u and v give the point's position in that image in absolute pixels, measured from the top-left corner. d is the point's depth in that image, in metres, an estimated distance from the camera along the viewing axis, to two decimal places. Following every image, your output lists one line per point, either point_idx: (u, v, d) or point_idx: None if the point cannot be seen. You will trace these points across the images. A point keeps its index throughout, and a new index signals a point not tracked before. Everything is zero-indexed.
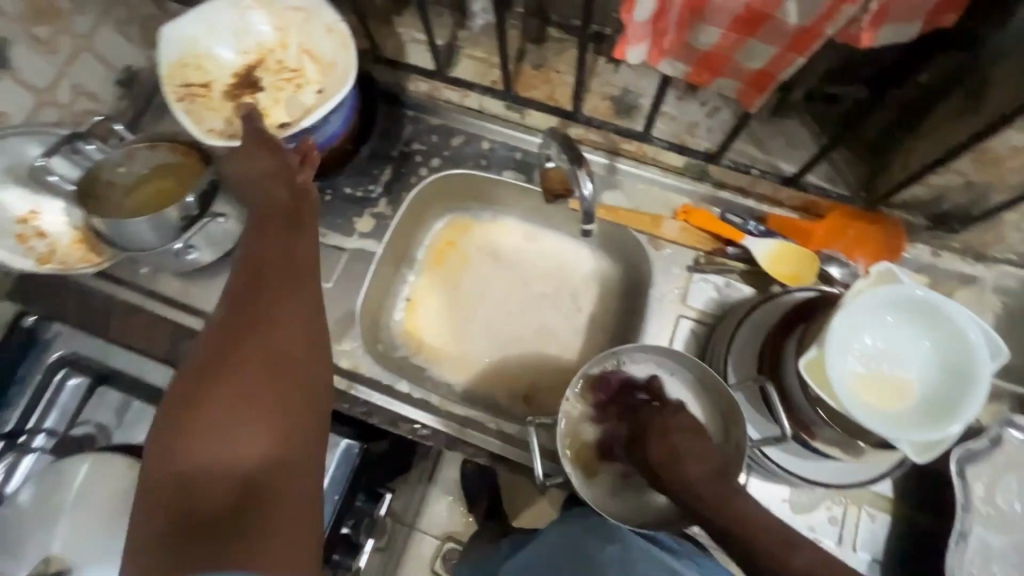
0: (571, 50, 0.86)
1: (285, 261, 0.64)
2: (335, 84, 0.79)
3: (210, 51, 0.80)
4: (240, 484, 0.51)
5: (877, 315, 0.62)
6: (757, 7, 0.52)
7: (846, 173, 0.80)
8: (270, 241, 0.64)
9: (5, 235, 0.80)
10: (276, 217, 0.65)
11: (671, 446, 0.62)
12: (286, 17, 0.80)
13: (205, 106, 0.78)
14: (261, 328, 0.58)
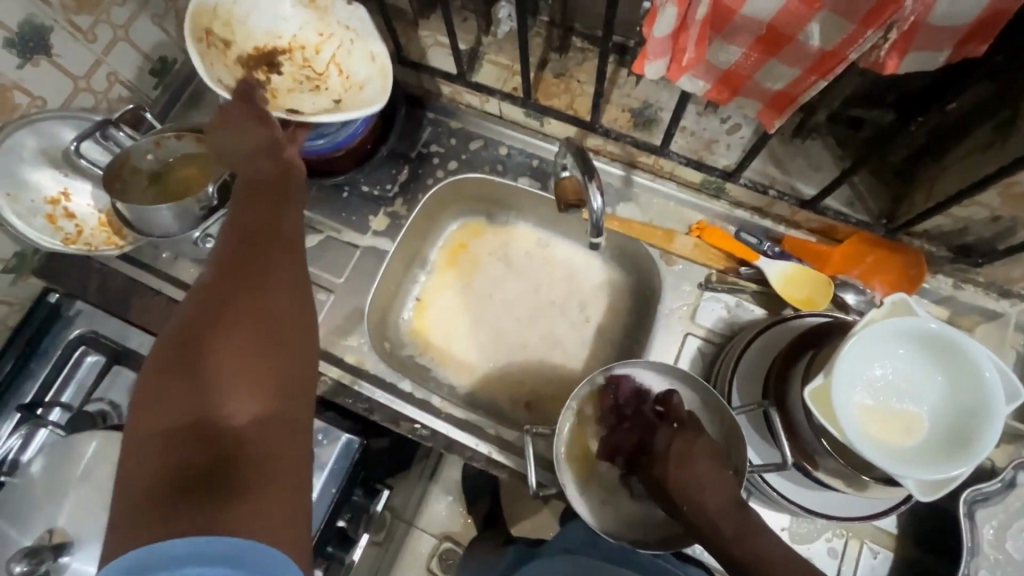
0: (592, 61, 0.86)
1: (277, 229, 0.62)
2: (356, 103, 0.77)
3: (244, 15, 0.77)
4: (229, 445, 0.48)
5: (887, 346, 0.61)
6: (780, 28, 0.51)
7: (868, 199, 0.78)
8: (262, 208, 0.63)
9: (35, 214, 0.83)
10: (270, 191, 0.65)
11: (689, 472, 0.60)
12: (335, 25, 0.79)
13: (217, 60, 0.74)
14: (251, 294, 0.56)
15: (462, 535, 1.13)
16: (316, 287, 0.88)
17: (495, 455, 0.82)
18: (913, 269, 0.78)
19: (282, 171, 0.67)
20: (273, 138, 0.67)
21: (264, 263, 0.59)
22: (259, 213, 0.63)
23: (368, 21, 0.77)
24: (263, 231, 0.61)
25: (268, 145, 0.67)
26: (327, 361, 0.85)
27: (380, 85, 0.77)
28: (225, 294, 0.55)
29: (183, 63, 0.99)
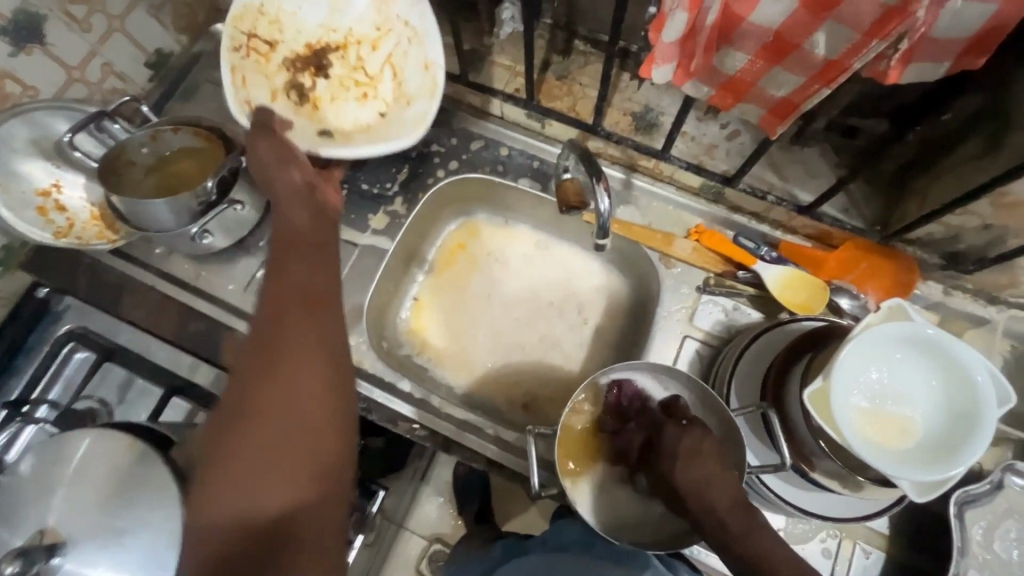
0: (595, 64, 0.87)
1: (310, 294, 0.56)
2: (398, 119, 0.78)
3: (296, 13, 0.79)
4: (267, 537, 0.47)
5: (884, 350, 0.62)
6: (786, 36, 0.52)
7: (862, 206, 0.80)
8: (295, 263, 0.58)
9: (26, 207, 0.81)
10: (303, 248, 0.59)
11: (698, 470, 0.60)
12: (394, 21, 0.78)
13: (257, 68, 0.77)
14: (277, 370, 0.52)
15: (452, 536, 1.12)
16: None
17: (493, 456, 0.82)
18: (905, 275, 0.79)
19: (316, 224, 0.62)
20: (308, 187, 0.64)
21: (296, 334, 0.54)
22: (292, 277, 0.57)
23: (427, 19, 0.75)
24: (296, 299, 0.56)
25: (304, 191, 0.63)
26: None
27: (427, 102, 0.76)
28: (259, 377, 0.52)
29: (179, 56, 0.97)
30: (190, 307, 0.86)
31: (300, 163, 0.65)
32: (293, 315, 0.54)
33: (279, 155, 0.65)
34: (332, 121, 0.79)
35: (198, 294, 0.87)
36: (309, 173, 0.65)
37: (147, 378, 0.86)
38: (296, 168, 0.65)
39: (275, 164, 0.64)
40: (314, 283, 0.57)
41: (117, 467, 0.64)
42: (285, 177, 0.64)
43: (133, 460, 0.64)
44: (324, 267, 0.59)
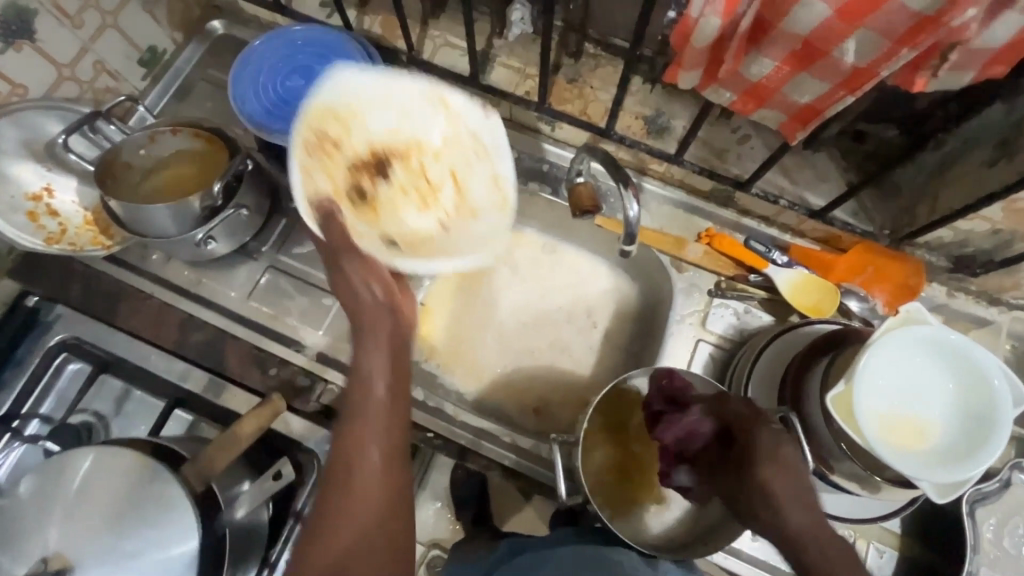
0: (605, 67, 0.86)
1: (384, 457, 0.54)
2: (465, 236, 0.67)
3: (360, 109, 0.65)
4: None
5: (906, 354, 0.63)
6: (816, 44, 0.52)
7: (871, 211, 0.81)
8: (377, 389, 0.55)
9: (16, 211, 0.77)
10: (377, 403, 0.55)
11: (786, 488, 0.53)
12: (465, 135, 0.67)
13: (325, 168, 0.63)
14: (349, 505, 0.51)
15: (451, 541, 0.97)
16: (322, 291, 0.85)
17: (510, 462, 0.83)
18: (913, 278, 0.80)
19: (396, 368, 0.57)
20: (394, 323, 0.57)
21: (363, 500, 0.52)
22: (367, 433, 0.54)
23: (505, 136, 0.67)
24: (370, 463, 0.53)
25: (390, 321, 0.57)
26: (334, 368, 0.82)
27: (498, 219, 0.67)
28: (323, 542, 0.50)
29: (173, 54, 0.94)
30: (192, 316, 0.83)
31: (386, 281, 0.58)
32: (363, 476, 0.52)
33: (357, 277, 0.57)
34: (389, 231, 0.65)
35: (199, 302, 0.84)
36: (388, 283, 0.58)
37: (146, 389, 0.83)
38: (378, 288, 0.57)
39: (355, 284, 0.57)
40: (388, 442, 0.54)
41: (122, 486, 0.61)
42: (364, 299, 0.57)
43: (143, 478, 0.61)
44: (397, 420, 0.56)
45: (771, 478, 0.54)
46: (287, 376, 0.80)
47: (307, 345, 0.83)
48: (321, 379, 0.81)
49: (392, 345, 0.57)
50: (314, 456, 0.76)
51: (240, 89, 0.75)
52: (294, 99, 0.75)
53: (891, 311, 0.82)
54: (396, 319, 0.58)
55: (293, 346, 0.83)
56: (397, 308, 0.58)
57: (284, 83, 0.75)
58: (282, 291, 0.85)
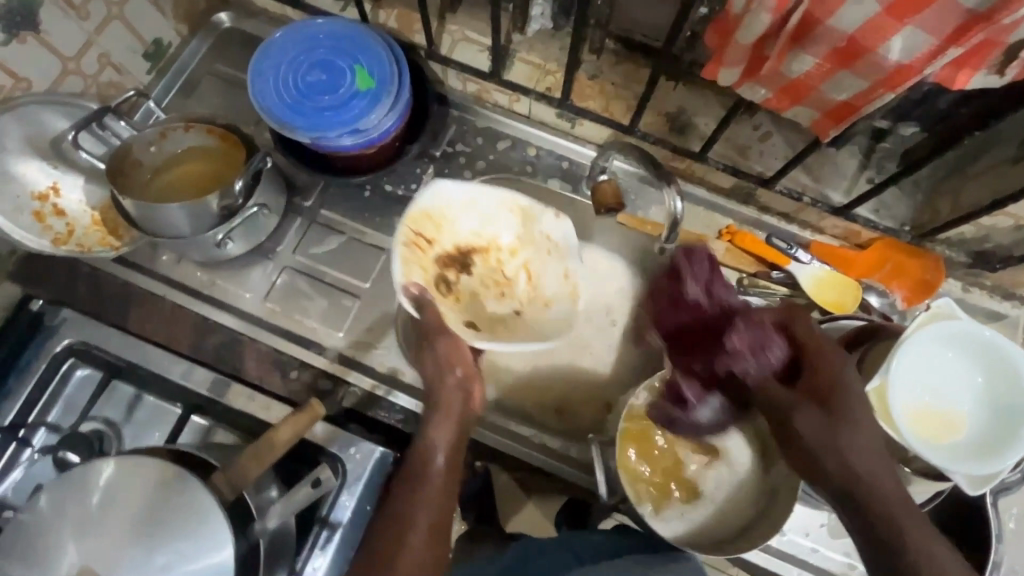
0: (626, 64, 0.84)
1: (429, 532, 0.58)
2: (537, 327, 0.73)
3: (450, 214, 0.73)
4: None
5: (937, 349, 0.64)
6: (861, 41, 0.52)
7: (894, 207, 0.81)
8: (441, 443, 0.62)
9: (22, 212, 0.75)
10: (435, 478, 0.61)
11: (857, 435, 0.57)
12: (539, 235, 0.74)
13: (416, 260, 0.70)
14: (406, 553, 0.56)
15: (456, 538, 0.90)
16: (342, 292, 0.83)
17: (539, 459, 0.87)
18: (932, 274, 0.82)
19: (455, 449, 0.63)
20: (462, 406, 0.65)
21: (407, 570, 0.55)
22: (420, 507, 0.59)
23: (578, 238, 0.72)
24: (419, 534, 0.57)
25: (459, 405, 0.65)
26: (356, 371, 0.80)
27: (569, 310, 0.73)
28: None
29: (178, 47, 0.90)
30: (208, 319, 0.81)
31: (465, 363, 0.66)
32: (411, 546, 0.57)
33: (440, 358, 0.65)
34: (472, 321, 0.73)
35: (216, 305, 0.82)
36: (469, 366, 0.66)
37: (160, 395, 0.80)
38: (458, 368, 0.65)
39: (439, 364, 0.65)
40: (434, 517, 0.59)
41: (147, 497, 0.58)
42: (446, 381, 0.65)
43: (169, 490, 0.58)
44: (447, 498, 0.61)
45: (845, 420, 0.57)
46: (309, 379, 0.78)
47: (327, 347, 0.81)
48: (344, 382, 0.79)
49: (458, 426, 0.64)
50: (340, 461, 0.73)
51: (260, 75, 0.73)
52: (315, 95, 0.73)
53: (909, 307, 0.83)
54: (464, 405, 0.65)
55: (314, 349, 0.81)
56: (466, 395, 0.65)
57: (305, 78, 0.73)
58: (300, 292, 0.83)
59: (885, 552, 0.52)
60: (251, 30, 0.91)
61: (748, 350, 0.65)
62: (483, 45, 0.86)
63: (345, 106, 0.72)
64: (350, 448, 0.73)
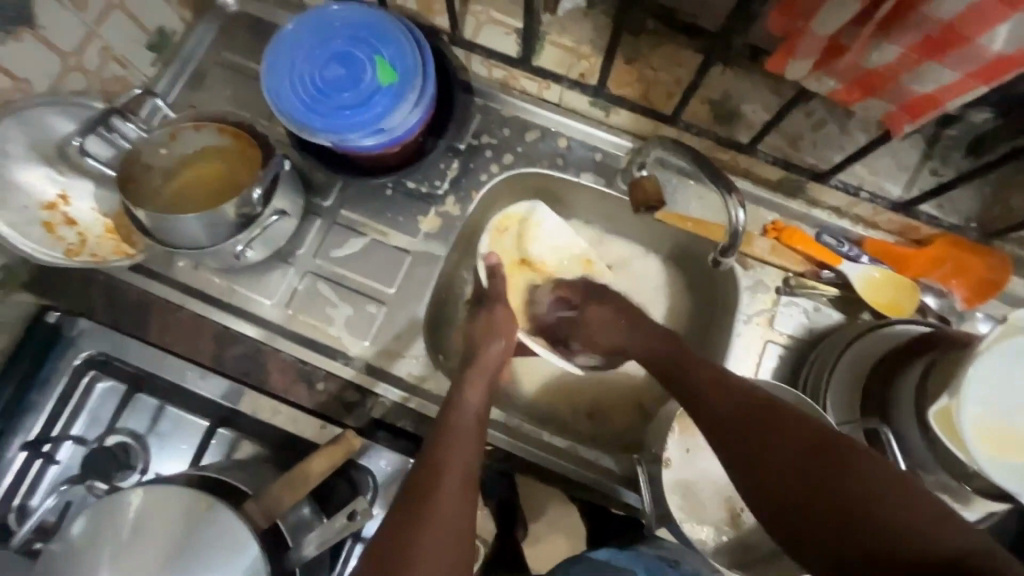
0: (667, 45, 0.77)
1: (462, 483, 0.59)
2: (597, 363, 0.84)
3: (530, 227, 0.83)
4: None
5: (1018, 365, 0.59)
6: (956, 30, 0.45)
7: (958, 201, 0.75)
8: (474, 389, 0.68)
9: (31, 223, 0.71)
10: (467, 433, 0.63)
11: (703, 377, 0.62)
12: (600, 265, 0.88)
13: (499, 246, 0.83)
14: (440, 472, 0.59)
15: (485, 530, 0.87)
16: (366, 298, 0.79)
17: (574, 475, 0.78)
18: (996, 274, 0.75)
19: (483, 408, 0.67)
20: (496, 368, 0.71)
21: (443, 522, 0.55)
22: (456, 456, 0.61)
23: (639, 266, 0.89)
24: (455, 481, 0.59)
25: (493, 363, 0.71)
26: (384, 382, 0.77)
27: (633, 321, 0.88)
28: (406, 546, 0.54)
29: (183, 35, 0.84)
30: (228, 328, 0.78)
31: (508, 335, 0.74)
32: (447, 495, 0.57)
33: (495, 321, 0.75)
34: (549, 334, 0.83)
35: (233, 312, 0.78)
36: (508, 332, 0.74)
37: (181, 407, 0.77)
38: (500, 337, 0.73)
39: (487, 330, 0.74)
40: (466, 465, 0.61)
41: (178, 528, 0.57)
42: (490, 349, 0.72)
43: (203, 521, 0.57)
44: (478, 449, 0.63)
45: (679, 363, 0.66)
46: (335, 391, 0.77)
47: (354, 357, 0.77)
48: (371, 394, 0.76)
49: (489, 382, 0.70)
50: (369, 473, 0.72)
51: (275, 74, 0.67)
52: (336, 92, 0.67)
53: (969, 308, 0.78)
54: (496, 368, 0.71)
55: (338, 359, 0.77)
56: (501, 363, 0.72)
57: (324, 73, 0.67)
58: (321, 298, 0.79)
59: (750, 469, 0.55)
60: (260, 14, 0.85)
61: (596, 323, 0.76)
62: (510, 28, 0.80)
63: (368, 103, 0.67)
64: (380, 460, 0.72)
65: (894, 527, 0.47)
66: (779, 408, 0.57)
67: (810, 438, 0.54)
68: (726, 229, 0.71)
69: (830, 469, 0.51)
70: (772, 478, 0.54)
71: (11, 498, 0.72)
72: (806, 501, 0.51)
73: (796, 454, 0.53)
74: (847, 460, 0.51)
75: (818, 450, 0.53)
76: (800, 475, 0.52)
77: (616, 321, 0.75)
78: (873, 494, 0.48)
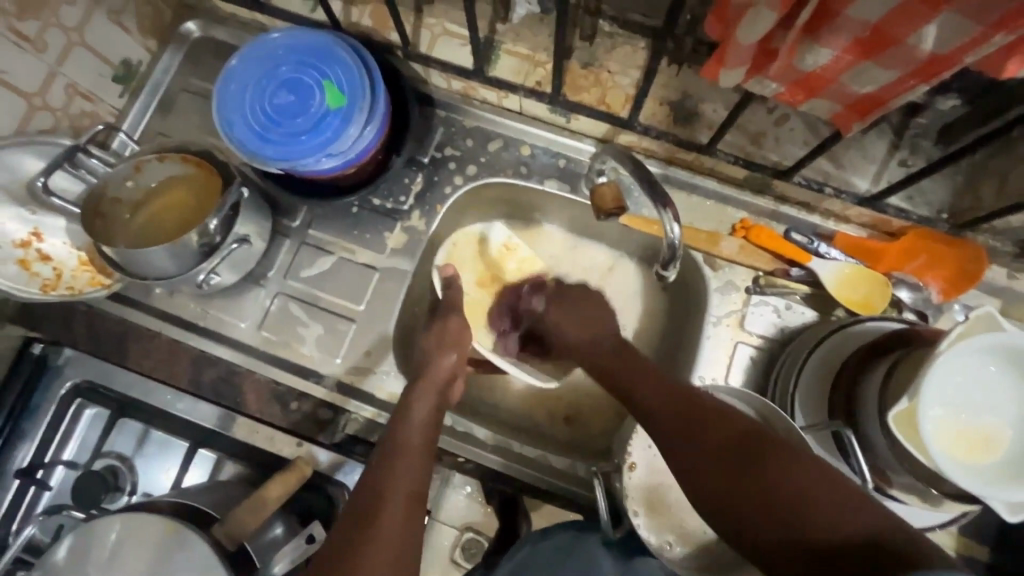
0: (624, 47, 0.76)
1: (407, 500, 0.55)
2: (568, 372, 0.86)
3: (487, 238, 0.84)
4: None
5: (977, 362, 0.58)
6: (885, 30, 0.44)
7: (928, 193, 0.73)
8: (422, 402, 0.64)
9: (6, 262, 0.74)
10: (414, 451, 0.59)
11: (639, 378, 0.62)
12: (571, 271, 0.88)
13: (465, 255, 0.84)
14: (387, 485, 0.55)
15: (488, 525, 0.80)
16: (336, 316, 0.81)
17: (540, 483, 0.78)
18: (972, 264, 0.74)
19: (432, 421, 0.63)
20: (449, 378, 0.68)
21: (384, 543, 0.51)
22: (398, 473, 0.56)
23: (614, 269, 0.88)
24: (398, 505, 0.54)
25: (442, 378, 0.67)
26: (356, 399, 0.78)
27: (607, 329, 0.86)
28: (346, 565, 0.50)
29: (149, 64, 0.85)
30: (203, 352, 0.80)
31: (459, 344, 0.71)
32: (389, 515, 0.53)
33: (445, 336, 0.71)
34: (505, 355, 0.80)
35: (208, 336, 0.80)
36: (460, 343, 0.71)
37: (166, 429, 0.80)
38: (452, 350, 0.70)
39: (441, 340, 0.70)
40: (413, 488, 0.56)
41: (151, 553, 0.59)
42: (443, 361, 0.69)
43: (174, 545, 0.59)
44: (425, 470, 0.58)
45: (613, 364, 0.66)
46: (308, 409, 0.78)
47: (326, 375, 0.79)
48: (344, 411, 0.78)
49: (438, 397, 0.65)
50: (344, 488, 0.75)
51: (228, 106, 0.70)
52: (286, 119, 0.69)
53: (945, 300, 0.76)
54: (447, 377, 0.67)
55: (311, 378, 0.79)
56: (453, 377, 0.68)
57: (274, 101, 0.70)
58: (293, 318, 0.81)
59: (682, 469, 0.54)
60: (224, 39, 0.86)
61: (558, 326, 0.73)
62: (465, 39, 0.79)
63: (319, 126, 0.69)
64: (355, 475, 0.76)
65: (812, 522, 0.46)
66: (707, 408, 0.56)
67: (731, 436, 0.53)
68: (663, 244, 0.70)
69: (756, 470, 0.50)
70: (695, 459, 0.54)
71: (10, 523, 0.76)
72: (731, 496, 0.50)
73: (718, 454, 0.53)
74: (768, 455, 0.51)
75: (740, 448, 0.52)
76: (723, 473, 0.52)
77: (586, 326, 0.71)
78: (795, 488, 0.48)
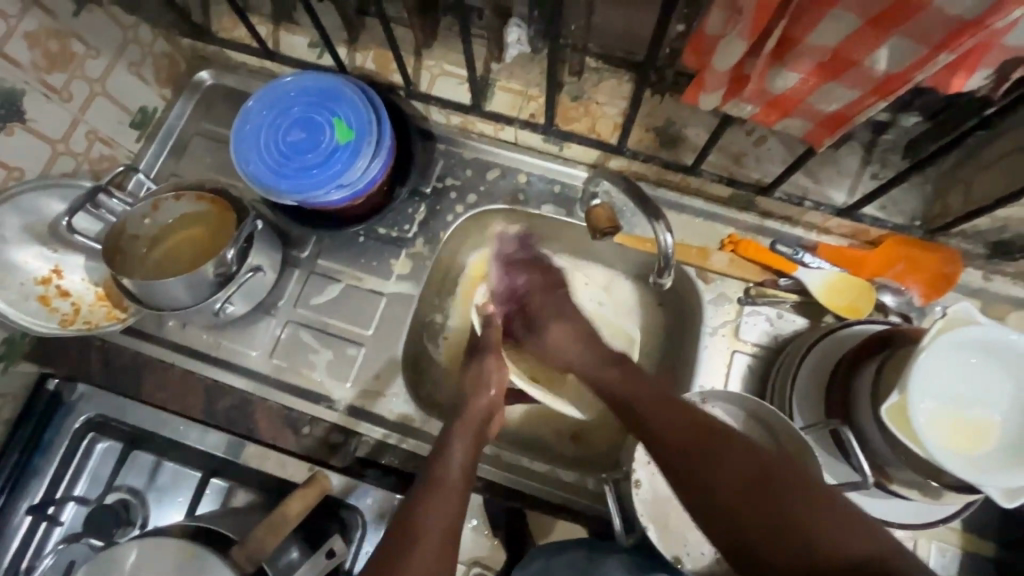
0: (610, 80, 0.82)
1: (446, 531, 0.56)
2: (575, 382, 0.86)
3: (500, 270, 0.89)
4: None
5: (960, 356, 0.61)
6: (844, 54, 0.50)
7: (900, 203, 0.79)
8: (465, 443, 0.66)
9: (28, 299, 0.77)
10: (452, 484, 0.61)
11: (652, 408, 0.64)
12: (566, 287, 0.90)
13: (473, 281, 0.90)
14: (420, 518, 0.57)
15: (496, 559, 0.78)
16: (346, 342, 0.83)
17: (550, 498, 0.80)
18: (948, 267, 0.78)
19: (470, 459, 0.65)
20: (484, 420, 0.70)
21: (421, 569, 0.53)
22: (438, 505, 0.58)
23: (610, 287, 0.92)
24: (435, 535, 0.56)
25: (482, 416, 0.70)
26: (368, 422, 0.80)
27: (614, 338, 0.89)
28: None
29: (164, 111, 0.90)
30: (215, 382, 0.81)
31: (498, 383, 0.74)
32: (427, 543, 0.55)
33: (483, 371, 0.74)
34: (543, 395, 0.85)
35: (221, 366, 0.82)
36: (499, 382, 0.74)
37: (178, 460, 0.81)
38: (489, 388, 0.73)
39: (475, 381, 0.73)
40: (450, 517, 0.58)
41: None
42: (479, 400, 0.71)
43: (193, 568, 0.60)
44: (461, 503, 0.60)
45: (634, 393, 0.67)
46: (321, 433, 0.80)
47: (336, 400, 0.81)
48: (355, 434, 0.80)
49: (476, 436, 0.68)
50: (357, 511, 0.76)
51: (243, 146, 0.75)
52: (299, 155, 0.75)
53: (928, 303, 0.80)
54: (483, 420, 0.70)
55: (322, 403, 0.81)
56: (490, 415, 0.71)
57: (287, 139, 0.75)
58: (303, 345, 0.83)
59: (698, 498, 0.57)
60: (235, 86, 0.92)
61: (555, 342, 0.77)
62: (462, 78, 0.85)
63: (329, 161, 0.74)
64: (366, 498, 0.76)
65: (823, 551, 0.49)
66: (721, 428, 0.60)
67: (749, 465, 0.56)
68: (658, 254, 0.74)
69: (762, 493, 0.54)
70: (708, 483, 0.57)
71: (20, 561, 0.76)
72: (748, 531, 0.53)
73: (734, 492, 0.55)
74: (786, 484, 0.54)
75: (758, 476, 0.55)
76: (744, 504, 0.54)
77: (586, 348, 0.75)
78: (807, 524, 0.51)
